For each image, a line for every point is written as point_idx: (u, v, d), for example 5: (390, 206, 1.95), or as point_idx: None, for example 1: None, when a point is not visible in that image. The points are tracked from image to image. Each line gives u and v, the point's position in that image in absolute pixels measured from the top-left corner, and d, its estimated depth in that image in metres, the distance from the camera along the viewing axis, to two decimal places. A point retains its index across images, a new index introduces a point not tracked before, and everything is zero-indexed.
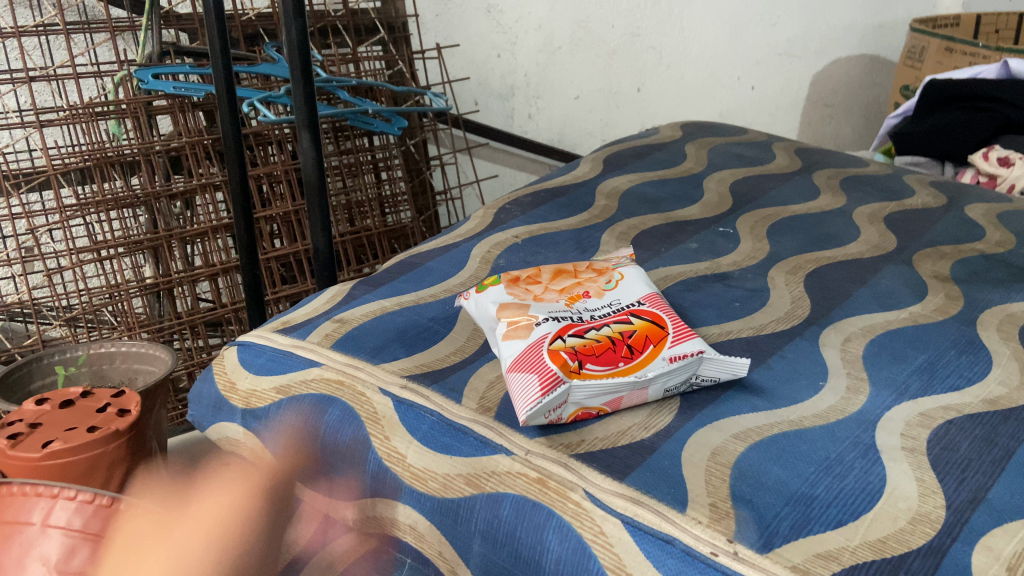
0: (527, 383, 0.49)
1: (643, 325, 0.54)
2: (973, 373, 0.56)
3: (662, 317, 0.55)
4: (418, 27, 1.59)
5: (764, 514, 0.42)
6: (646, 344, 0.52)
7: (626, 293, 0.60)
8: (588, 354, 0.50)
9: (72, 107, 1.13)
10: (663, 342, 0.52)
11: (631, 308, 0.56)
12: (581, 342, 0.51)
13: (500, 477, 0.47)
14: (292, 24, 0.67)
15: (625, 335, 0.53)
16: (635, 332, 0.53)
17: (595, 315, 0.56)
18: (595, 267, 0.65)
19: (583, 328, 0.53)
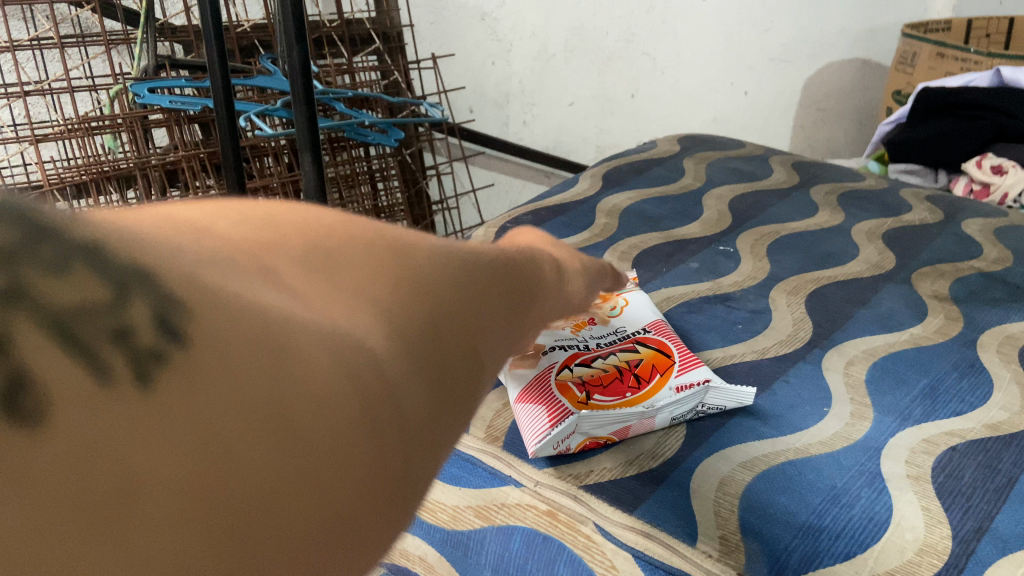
0: (536, 416, 0.52)
1: (650, 354, 0.58)
2: (975, 398, 0.58)
3: (666, 346, 0.59)
4: (413, 36, 1.61)
5: (774, 547, 0.44)
6: (653, 373, 0.56)
7: (631, 321, 0.63)
8: (594, 387, 0.54)
9: (68, 122, 1.14)
10: (670, 372, 0.56)
11: (636, 337, 0.61)
12: (587, 374, 0.56)
13: (510, 509, 0.50)
14: (294, 50, 0.67)
15: (631, 366, 0.57)
16: (642, 361, 0.57)
17: (600, 344, 0.60)
18: (601, 294, 0.68)
19: (589, 358, 0.58)
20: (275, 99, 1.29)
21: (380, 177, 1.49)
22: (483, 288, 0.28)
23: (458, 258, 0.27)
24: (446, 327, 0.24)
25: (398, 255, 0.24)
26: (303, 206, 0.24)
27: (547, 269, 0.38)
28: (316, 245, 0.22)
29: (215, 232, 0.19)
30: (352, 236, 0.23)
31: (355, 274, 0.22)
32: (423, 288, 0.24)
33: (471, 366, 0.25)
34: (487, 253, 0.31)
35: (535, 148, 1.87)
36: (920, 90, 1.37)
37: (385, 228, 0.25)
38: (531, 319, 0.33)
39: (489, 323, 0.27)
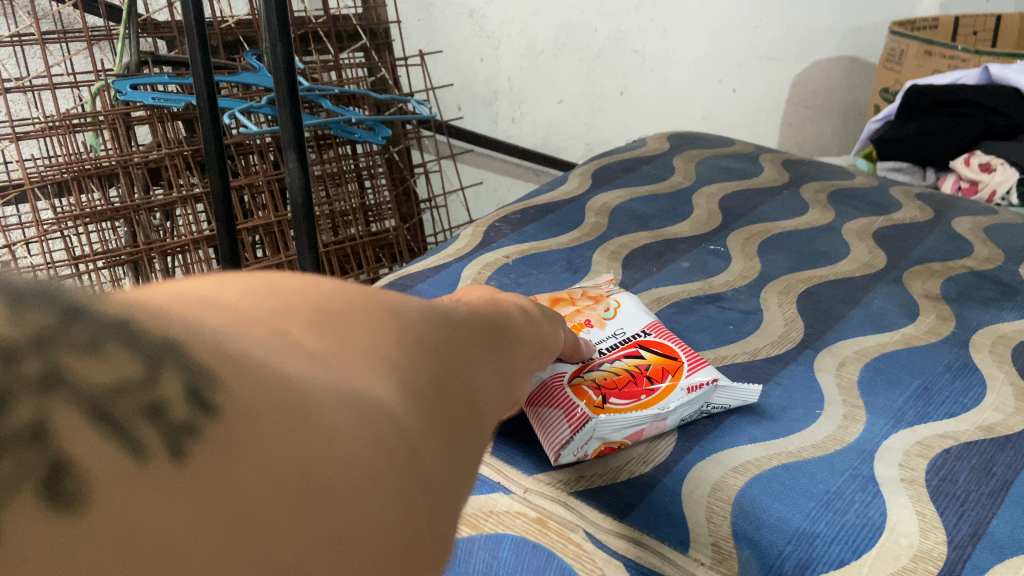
0: (557, 421, 0.50)
1: (656, 357, 0.57)
2: (969, 400, 0.58)
3: (669, 348, 0.59)
4: (400, 33, 1.60)
5: (767, 554, 0.43)
6: (663, 374, 0.55)
7: (629, 325, 0.62)
8: (609, 391, 0.53)
9: (48, 120, 1.12)
10: (680, 372, 0.55)
11: (638, 339, 0.60)
12: (599, 377, 0.55)
13: (498, 517, 0.50)
14: (277, 48, 0.66)
15: (640, 369, 0.56)
16: (650, 364, 0.57)
17: (604, 348, 0.59)
18: (585, 294, 0.66)
19: (597, 364, 0.57)
20: (259, 96, 1.27)
21: (366, 175, 1.48)
22: (470, 345, 0.28)
23: (442, 316, 0.28)
24: (443, 380, 0.25)
25: (392, 317, 0.24)
26: (298, 276, 0.24)
27: (521, 321, 0.39)
28: (318, 312, 0.22)
29: (228, 305, 0.19)
30: (349, 303, 0.23)
31: (357, 335, 0.22)
32: (419, 346, 0.24)
33: (471, 415, 0.26)
34: (466, 312, 0.32)
35: (524, 146, 1.86)
36: (910, 87, 1.37)
37: (374, 291, 0.26)
38: (518, 370, 0.34)
39: (479, 375, 0.28)
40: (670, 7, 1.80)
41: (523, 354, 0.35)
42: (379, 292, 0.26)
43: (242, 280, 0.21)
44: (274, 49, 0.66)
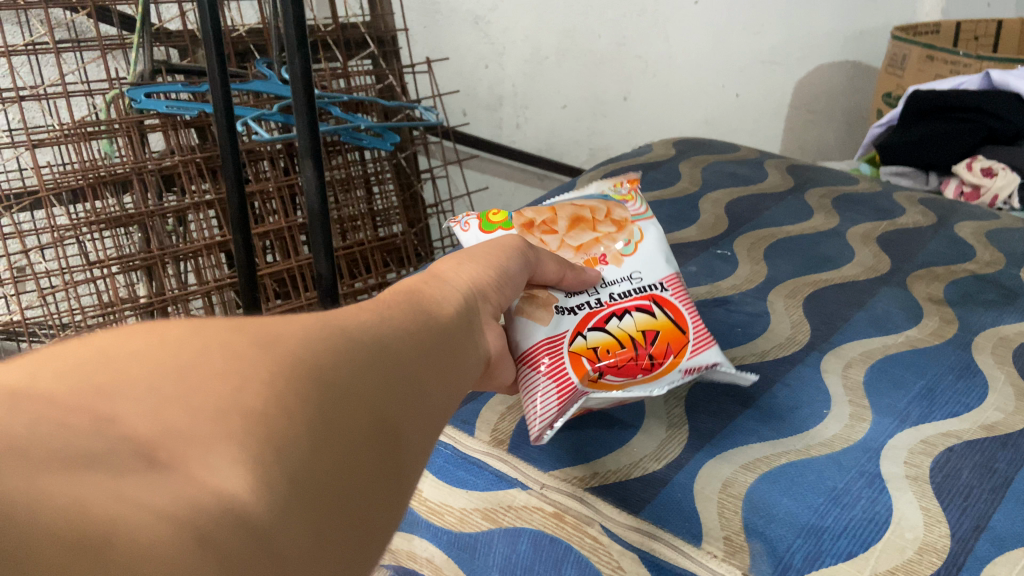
0: (544, 391, 0.53)
1: (665, 322, 0.59)
2: (971, 399, 0.59)
3: (681, 311, 0.60)
4: (407, 40, 1.61)
5: (777, 547, 0.45)
6: (667, 353, 0.57)
7: (647, 266, 0.64)
8: (609, 365, 0.56)
9: (64, 127, 1.14)
10: (683, 352, 0.58)
11: (652, 292, 0.61)
12: (601, 342, 0.57)
13: (518, 511, 0.51)
14: (296, 59, 0.69)
15: (646, 335, 0.58)
16: (659, 332, 0.58)
17: (615, 297, 0.60)
18: (610, 215, 0.67)
19: (604, 317, 0.59)
20: (271, 104, 1.29)
21: (375, 181, 1.50)
22: (367, 361, 0.31)
23: (330, 340, 0.30)
24: (330, 406, 0.27)
25: (255, 362, 0.26)
26: (150, 335, 0.26)
27: (443, 307, 0.40)
28: (158, 382, 0.24)
29: (47, 397, 0.22)
30: (198, 364, 0.25)
31: (211, 395, 0.24)
32: (292, 383, 0.26)
33: (367, 430, 0.28)
34: (368, 320, 0.34)
35: (527, 150, 1.88)
36: (912, 92, 1.38)
37: (237, 334, 0.28)
38: (443, 362, 0.36)
39: (380, 387, 0.30)
40: (673, 12, 1.82)
41: (447, 345, 0.38)
42: (258, 331, 0.28)
43: (70, 358, 0.24)
44: (293, 60, 0.68)
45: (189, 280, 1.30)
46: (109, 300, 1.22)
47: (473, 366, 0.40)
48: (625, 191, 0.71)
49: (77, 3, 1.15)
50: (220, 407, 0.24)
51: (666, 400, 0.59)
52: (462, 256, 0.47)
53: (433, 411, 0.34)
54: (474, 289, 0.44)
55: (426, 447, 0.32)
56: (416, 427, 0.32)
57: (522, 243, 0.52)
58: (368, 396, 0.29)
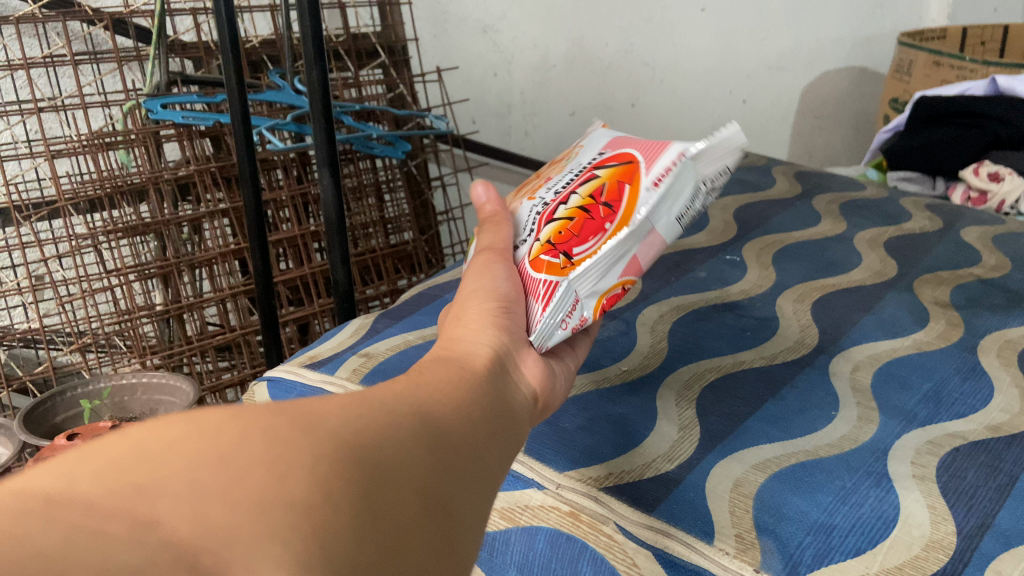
0: (525, 308, 0.52)
1: (608, 172, 0.59)
2: (977, 401, 0.60)
3: (622, 153, 0.60)
4: (417, 50, 1.64)
5: (787, 544, 0.46)
6: (622, 189, 0.57)
7: (584, 153, 0.65)
8: (572, 240, 0.55)
9: (81, 138, 1.16)
10: (637, 176, 0.58)
11: (592, 164, 0.61)
12: (555, 228, 0.55)
13: (534, 510, 0.53)
14: (313, 70, 0.74)
15: (594, 194, 0.57)
16: (605, 184, 0.58)
17: (559, 189, 0.60)
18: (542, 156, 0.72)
19: (552, 212, 0.57)
20: (284, 113, 1.31)
21: (386, 189, 1.51)
22: (413, 436, 0.31)
23: (371, 419, 0.30)
24: (377, 489, 0.27)
25: (299, 446, 0.26)
26: (186, 418, 0.25)
27: (473, 364, 0.41)
28: (199, 474, 0.23)
29: (84, 504, 0.21)
30: (241, 451, 0.25)
31: (254, 486, 0.24)
32: (338, 466, 0.26)
33: (421, 510, 0.29)
34: (405, 394, 0.34)
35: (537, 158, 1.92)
36: (918, 99, 1.39)
37: (276, 415, 0.27)
38: (488, 424, 0.37)
39: (429, 462, 0.31)
40: (680, 20, 1.83)
41: (491, 403, 0.38)
42: (297, 407, 0.29)
43: (107, 450, 0.23)
44: (310, 69, 0.74)
45: (203, 288, 1.32)
46: (126, 308, 1.24)
47: (519, 414, 0.41)
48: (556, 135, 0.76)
49: (95, 16, 1.18)
50: (263, 501, 0.24)
51: (677, 402, 0.60)
52: (462, 308, 0.48)
53: (485, 477, 0.34)
54: (493, 333, 0.45)
55: (481, 516, 0.32)
56: (472, 496, 0.32)
57: (493, 254, 0.54)
58: (410, 469, 0.29)
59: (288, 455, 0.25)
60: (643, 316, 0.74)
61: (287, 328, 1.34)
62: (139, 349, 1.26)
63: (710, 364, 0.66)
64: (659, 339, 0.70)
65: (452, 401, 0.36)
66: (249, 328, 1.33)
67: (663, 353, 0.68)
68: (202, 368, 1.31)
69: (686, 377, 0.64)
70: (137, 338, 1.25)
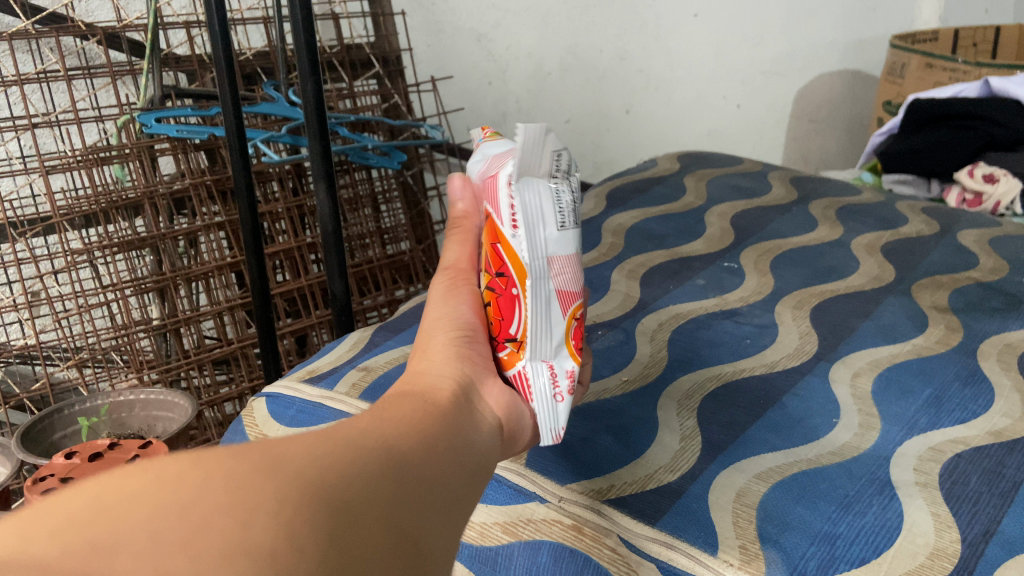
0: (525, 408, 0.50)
1: (487, 235, 0.51)
2: (978, 406, 0.60)
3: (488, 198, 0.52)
4: (411, 60, 1.64)
5: (791, 554, 0.46)
6: (497, 249, 0.49)
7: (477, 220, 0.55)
8: (500, 325, 0.49)
9: (76, 153, 1.16)
10: (497, 228, 0.49)
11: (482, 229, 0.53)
12: (486, 318, 0.51)
13: (536, 524, 0.53)
14: (308, 84, 0.75)
15: (489, 262, 0.51)
16: (488, 253, 0.51)
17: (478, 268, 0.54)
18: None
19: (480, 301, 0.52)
20: (279, 125, 1.31)
21: (382, 199, 1.52)
22: (378, 472, 0.32)
23: (334, 457, 0.31)
24: (344, 529, 0.28)
25: (262, 491, 0.27)
26: (146, 472, 0.26)
27: (435, 393, 0.42)
28: (158, 527, 0.24)
29: (42, 564, 0.21)
30: (202, 501, 0.26)
31: (216, 536, 0.25)
32: (302, 509, 0.27)
33: (386, 544, 0.30)
34: (370, 429, 0.35)
35: None
36: (911, 101, 1.39)
37: (239, 463, 0.28)
38: (452, 455, 0.37)
39: (391, 496, 0.32)
40: (673, 27, 1.84)
41: (456, 434, 0.39)
42: (264, 448, 0.30)
43: (65, 506, 0.24)
44: (306, 82, 0.74)
45: (200, 302, 1.32)
46: (122, 323, 1.24)
47: (487, 442, 0.42)
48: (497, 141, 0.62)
49: (88, 31, 1.18)
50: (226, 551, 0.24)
51: (679, 411, 0.60)
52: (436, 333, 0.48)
53: (448, 508, 0.35)
54: (456, 363, 0.45)
55: (446, 546, 0.33)
56: (436, 528, 0.33)
57: (449, 278, 0.52)
58: (375, 506, 0.30)
59: (251, 505, 0.26)
60: (642, 325, 0.74)
61: (285, 340, 1.33)
62: (136, 364, 1.26)
63: (711, 373, 0.66)
64: (659, 347, 0.70)
65: (417, 429, 0.37)
66: (247, 341, 1.32)
67: (663, 362, 0.68)
68: (199, 383, 1.30)
69: (687, 387, 0.64)
70: (134, 353, 1.25)
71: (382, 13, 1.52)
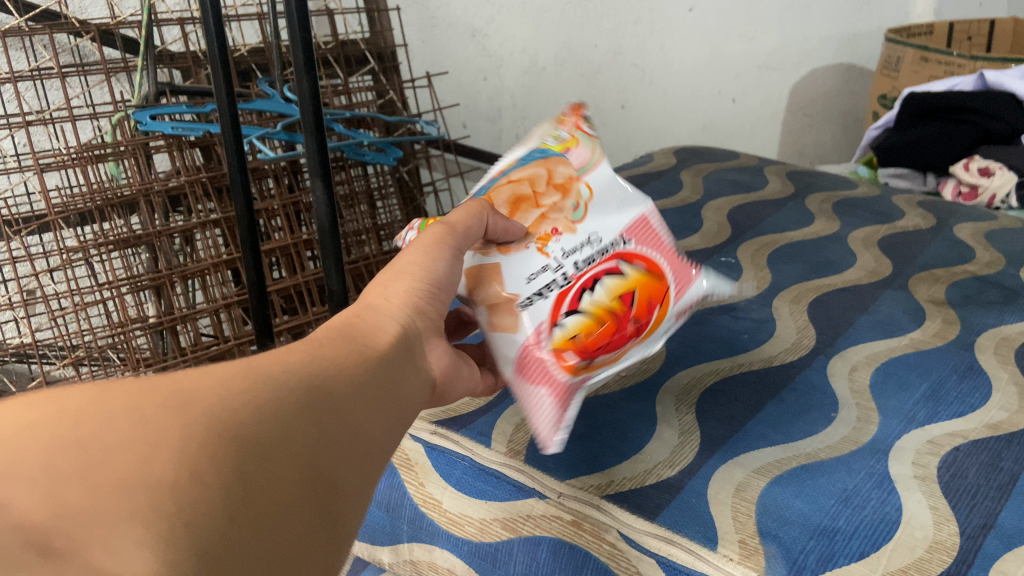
0: (542, 400, 0.55)
1: (637, 277, 0.59)
2: (975, 399, 0.61)
3: (649, 258, 0.60)
4: (407, 56, 1.64)
5: (791, 549, 0.46)
6: (649, 309, 0.59)
7: (602, 227, 0.60)
8: (596, 348, 0.56)
9: (71, 151, 1.16)
10: (664, 302, 0.60)
11: (615, 249, 0.59)
12: (581, 328, 0.56)
13: (536, 520, 0.53)
14: (304, 79, 0.74)
15: (624, 298, 0.57)
16: (636, 295, 0.58)
17: (579, 263, 0.58)
18: (551, 173, 0.62)
19: (575, 296, 0.57)
20: (274, 122, 1.31)
21: (378, 195, 1.52)
22: (296, 416, 0.33)
23: (252, 395, 0.32)
24: (253, 472, 0.30)
25: (166, 428, 0.28)
26: (47, 401, 0.27)
27: (377, 336, 0.43)
28: (56, 451, 0.25)
29: None
30: (102, 434, 0.27)
31: (116, 468, 0.26)
32: (208, 444, 0.29)
33: (296, 486, 0.32)
34: (294, 370, 0.36)
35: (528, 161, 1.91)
36: (907, 95, 1.38)
37: (146, 397, 0.29)
38: (379, 402, 0.39)
39: (309, 439, 0.33)
40: (668, 21, 1.84)
41: (384, 385, 0.40)
42: (175, 387, 0.31)
43: None
44: (301, 79, 0.73)
45: (197, 299, 1.32)
46: (118, 321, 1.24)
47: (413, 395, 0.43)
48: (566, 135, 0.66)
49: (81, 28, 1.17)
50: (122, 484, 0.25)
51: (677, 407, 0.60)
52: (389, 273, 0.48)
53: (367, 453, 0.37)
54: (410, 311, 0.46)
55: (360, 489, 0.36)
56: (351, 471, 0.35)
57: (444, 230, 0.52)
58: (287, 450, 0.32)
59: (154, 440, 0.27)
60: None
61: (282, 337, 1.33)
62: (132, 361, 1.24)
63: (710, 368, 0.66)
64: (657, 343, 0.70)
65: (343, 378, 0.38)
66: (244, 337, 1.32)
67: (662, 357, 0.68)
68: None
69: (685, 382, 0.64)
70: (130, 351, 1.25)
71: (376, 9, 1.51)
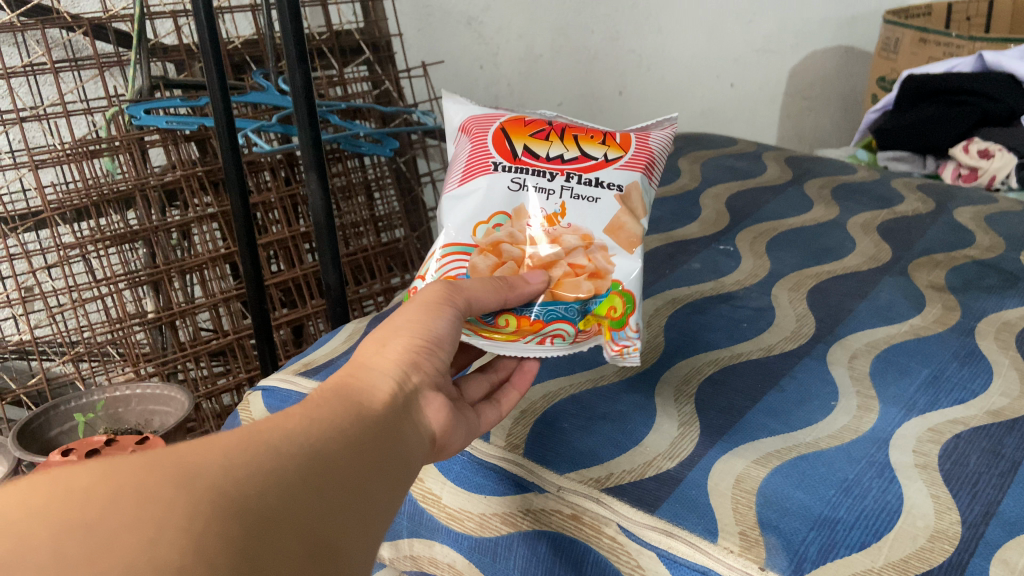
0: (659, 140, 0.66)
1: (516, 138, 0.63)
2: (976, 386, 0.60)
3: (486, 144, 0.63)
4: (402, 45, 1.60)
5: (792, 540, 0.46)
6: (529, 122, 0.64)
7: (495, 197, 0.61)
8: (595, 130, 0.64)
9: (65, 147, 1.15)
10: (508, 118, 0.64)
11: (507, 163, 0.62)
12: (594, 142, 0.63)
13: (536, 514, 0.53)
14: (296, 72, 0.74)
15: (553, 135, 0.63)
16: (533, 133, 0.63)
17: (545, 178, 0.61)
18: (489, 267, 0.60)
19: (578, 160, 0.62)
20: (269, 114, 1.30)
21: (375, 187, 1.51)
22: (297, 485, 0.35)
23: (256, 467, 0.34)
24: (258, 547, 0.31)
25: (173, 506, 0.29)
26: (55, 483, 0.28)
27: (377, 393, 0.43)
28: (64, 541, 0.26)
29: None
30: (111, 515, 0.28)
31: (124, 551, 0.27)
32: (214, 524, 0.30)
33: (300, 556, 0.33)
34: (297, 435, 0.37)
35: None
36: (907, 77, 1.38)
37: (151, 474, 0.31)
38: (383, 462, 0.40)
39: (312, 507, 0.35)
40: (664, 4, 1.84)
41: (387, 440, 0.41)
42: (177, 458, 0.32)
43: None
44: (294, 71, 0.73)
45: (195, 293, 1.31)
46: (117, 317, 1.24)
47: (415, 448, 0.44)
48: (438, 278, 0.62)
49: (73, 22, 1.16)
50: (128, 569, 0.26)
51: (676, 398, 0.60)
52: (386, 331, 0.49)
53: (371, 512, 0.38)
54: (408, 366, 0.46)
55: (363, 552, 0.37)
56: (356, 534, 0.37)
57: (446, 291, 0.52)
58: (289, 520, 0.33)
59: (161, 522, 0.29)
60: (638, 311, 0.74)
61: (281, 330, 1.33)
62: (132, 357, 1.25)
63: (708, 358, 0.65)
64: (656, 333, 0.70)
65: (345, 439, 0.39)
66: (243, 331, 1.32)
67: (660, 348, 0.67)
68: (196, 375, 1.31)
69: (685, 372, 0.63)
70: (129, 346, 1.25)
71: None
